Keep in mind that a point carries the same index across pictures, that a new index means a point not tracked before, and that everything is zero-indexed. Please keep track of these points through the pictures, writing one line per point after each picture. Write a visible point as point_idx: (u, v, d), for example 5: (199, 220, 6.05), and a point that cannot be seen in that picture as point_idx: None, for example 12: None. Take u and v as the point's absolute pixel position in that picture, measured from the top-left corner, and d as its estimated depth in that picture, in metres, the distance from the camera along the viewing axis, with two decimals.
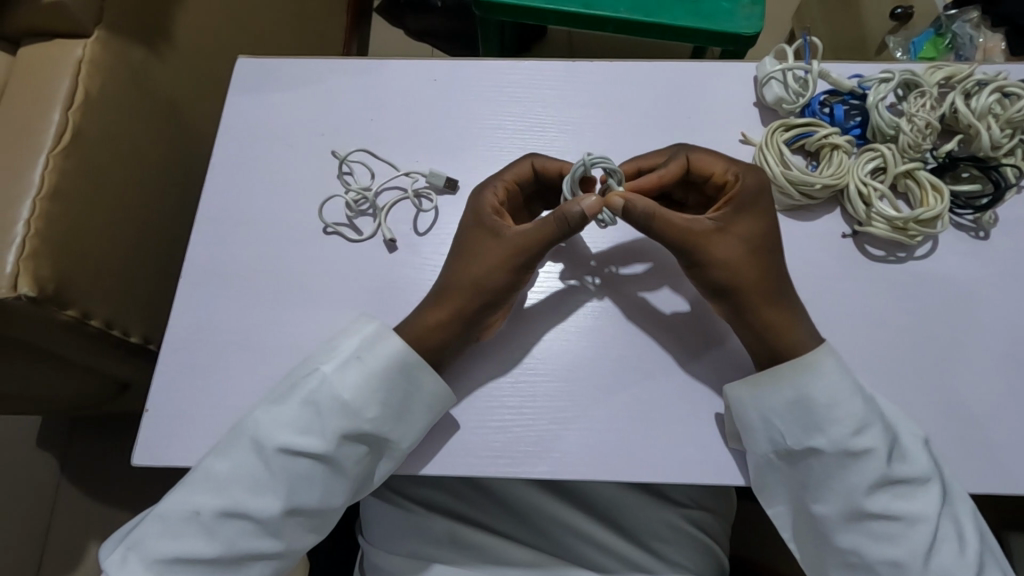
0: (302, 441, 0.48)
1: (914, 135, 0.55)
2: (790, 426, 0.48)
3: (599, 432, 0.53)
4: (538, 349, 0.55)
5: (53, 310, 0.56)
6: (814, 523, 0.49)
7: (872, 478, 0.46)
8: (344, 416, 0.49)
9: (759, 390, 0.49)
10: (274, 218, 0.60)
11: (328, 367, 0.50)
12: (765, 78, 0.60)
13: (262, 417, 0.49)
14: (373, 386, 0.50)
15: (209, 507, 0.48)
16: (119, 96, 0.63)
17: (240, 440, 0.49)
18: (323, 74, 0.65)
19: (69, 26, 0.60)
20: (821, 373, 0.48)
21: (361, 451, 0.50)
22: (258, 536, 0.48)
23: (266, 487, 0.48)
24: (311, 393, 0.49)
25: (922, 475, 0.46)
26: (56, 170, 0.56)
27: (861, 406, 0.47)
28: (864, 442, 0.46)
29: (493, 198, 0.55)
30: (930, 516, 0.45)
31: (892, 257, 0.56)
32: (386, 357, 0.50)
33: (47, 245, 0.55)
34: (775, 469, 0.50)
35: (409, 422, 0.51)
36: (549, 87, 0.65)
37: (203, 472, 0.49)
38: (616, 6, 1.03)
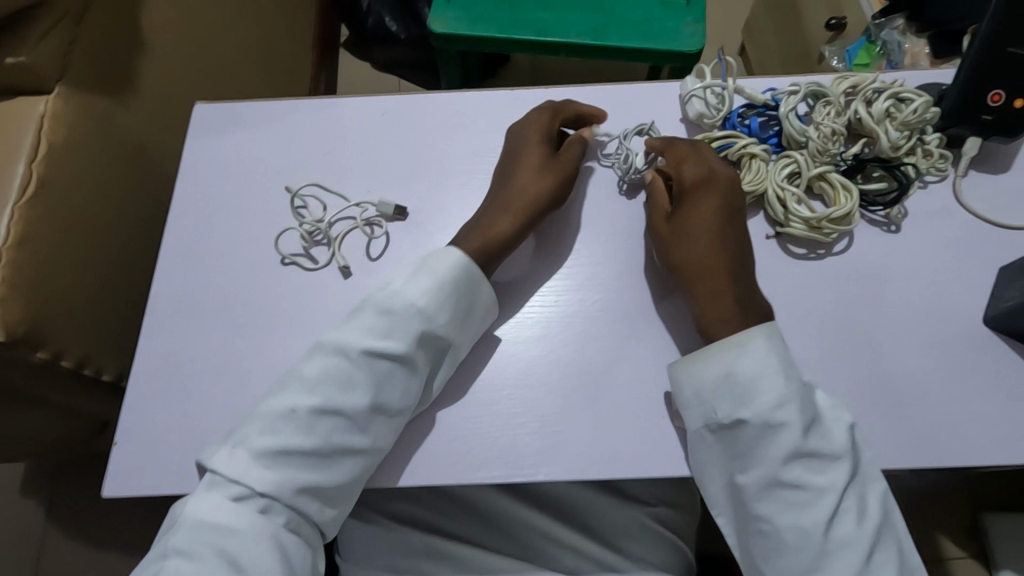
0: (383, 343, 0.52)
1: (821, 141, 0.60)
2: (718, 399, 0.52)
3: (549, 434, 0.56)
4: (496, 361, 0.58)
5: (24, 352, 0.58)
6: (736, 493, 0.51)
7: (786, 449, 0.49)
8: (420, 320, 0.54)
9: (694, 365, 0.53)
10: (236, 252, 0.63)
11: (399, 282, 0.55)
12: (687, 95, 0.65)
13: (346, 330, 0.53)
14: (440, 293, 0.55)
15: (307, 402, 0.50)
16: (82, 146, 0.66)
17: (327, 345, 0.53)
18: (277, 114, 0.69)
19: (31, 84, 0.63)
20: (749, 350, 0.52)
21: (430, 355, 0.55)
22: (325, 440, 0.50)
23: (352, 393, 0.51)
24: (383, 303, 0.54)
25: (833, 452, 0.49)
26: (23, 219, 0.59)
27: (784, 385, 0.50)
28: (782, 416, 0.49)
29: (536, 129, 0.63)
30: (833, 487, 0.48)
31: (813, 254, 0.60)
32: (449, 267, 0.55)
33: (14, 292, 0.57)
34: (709, 445, 0.53)
35: (471, 321, 0.56)
36: (491, 115, 0.69)
37: (298, 375, 0.52)
38: (567, 31, 1.09)
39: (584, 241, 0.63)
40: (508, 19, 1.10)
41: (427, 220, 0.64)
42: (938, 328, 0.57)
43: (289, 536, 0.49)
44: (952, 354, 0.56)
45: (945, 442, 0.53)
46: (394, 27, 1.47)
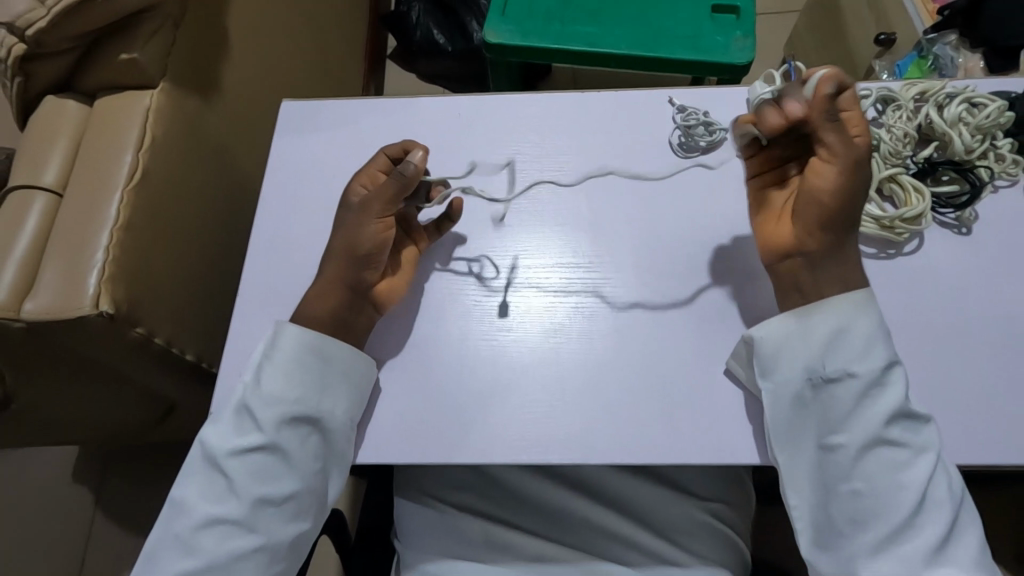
0: (244, 441, 0.55)
1: (894, 144, 0.61)
2: (829, 359, 0.54)
3: (622, 420, 0.57)
4: (521, 338, 0.61)
5: (126, 328, 0.62)
6: (827, 457, 0.53)
7: (892, 407, 0.52)
8: (274, 407, 0.56)
9: (797, 319, 0.55)
10: (319, 241, 0.67)
11: (251, 377, 0.58)
12: (757, 100, 0.65)
13: (210, 436, 0.56)
14: (292, 374, 0.57)
15: (222, 452, 0.55)
16: (179, 139, 0.71)
17: (199, 451, 0.57)
18: (358, 113, 0.73)
19: (139, 79, 0.68)
20: (860, 319, 0.54)
21: (301, 439, 0.57)
22: (292, 392, 0.57)
23: (303, 361, 0.58)
24: (242, 400, 0.57)
25: (926, 418, 0.52)
26: (130, 204, 0.63)
27: (887, 347, 0.53)
28: (890, 375, 0.53)
29: (774, 117, 0.56)
30: (931, 453, 0.51)
31: (883, 254, 0.61)
32: (289, 349, 0.58)
33: (121, 270, 0.61)
34: (803, 407, 0.54)
35: (332, 392, 0.58)
36: (560, 116, 0.71)
37: (215, 435, 0.56)
38: (618, 43, 1.12)
39: (650, 236, 0.65)
40: (560, 31, 1.14)
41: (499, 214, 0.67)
42: (1010, 330, 0.57)
43: (287, 474, 0.56)
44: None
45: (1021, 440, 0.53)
46: (442, 40, 1.53)
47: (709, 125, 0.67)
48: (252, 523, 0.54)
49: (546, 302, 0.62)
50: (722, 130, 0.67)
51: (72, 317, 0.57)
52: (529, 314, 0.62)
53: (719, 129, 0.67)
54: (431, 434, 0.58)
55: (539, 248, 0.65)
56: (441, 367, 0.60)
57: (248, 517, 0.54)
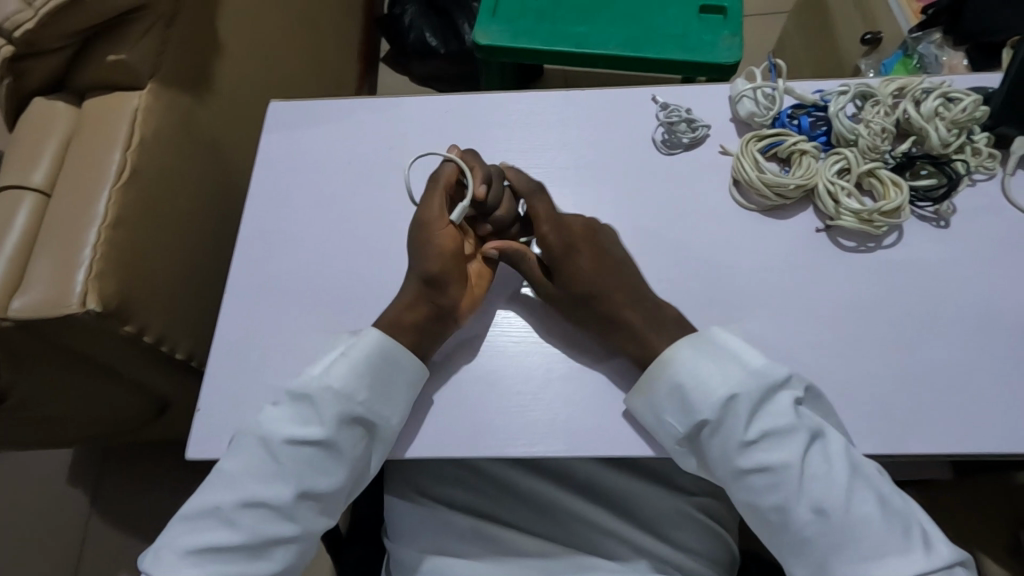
0: (303, 432, 0.54)
1: (872, 138, 0.62)
2: (671, 412, 0.55)
3: (607, 412, 0.58)
4: (473, 355, 0.61)
5: (114, 325, 0.62)
6: (724, 485, 0.54)
7: (738, 436, 0.52)
8: (339, 405, 0.55)
9: (643, 392, 0.56)
10: (306, 239, 0.67)
11: (319, 371, 0.57)
12: (738, 95, 0.67)
13: (269, 418, 0.55)
14: (362, 374, 0.57)
15: (278, 438, 0.54)
16: (168, 139, 0.71)
17: (251, 433, 0.55)
18: (346, 112, 0.74)
19: (127, 79, 0.68)
20: (682, 355, 0.55)
21: (355, 439, 0.56)
22: (361, 391, 0.56)
23: (380, 362, 0.57)
24: (312, 391, 0.56)
25: (790, 429, 0.51)
26: (118, 202, 0.63)
27: (724, 379, 0.53)
28: (724, 404, 0.53)
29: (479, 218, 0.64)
30: (795, 462, 0.50)
31: (863, 247, 0.62)
32: (368, 350, 0.57)
33: (110, 267, 0.61)
34: (691, 448, 0.56)
35: (394, 399, 0.57)
36: (545, 113, 0.72)
37: (268, 420, 0.55)
38: (607, 44, 1.13)
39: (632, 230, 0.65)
40: (550, 32, 1.15)
41: None
42: (989, 319, 0.58)
43: (332, 472, 0.55)
44: (1003, 343, 0.57)
45: (1000, 427, 0.54)
46: (434, 42, 1.54)
47: (691, 122, 0.68)
48: (290, 514, 0.53)
49: (532, 297, 0.63)
50: (704, 126, 0.68)
51: (60, 314, 0.57)
52: (502, 315, 0.63)
53: (700, 125, 0.68)
54: (418, 428, 0.58)
55: (507, 264, 0.66)
56: (428, 362, 0.61)
57: (288, 506, 0.53)
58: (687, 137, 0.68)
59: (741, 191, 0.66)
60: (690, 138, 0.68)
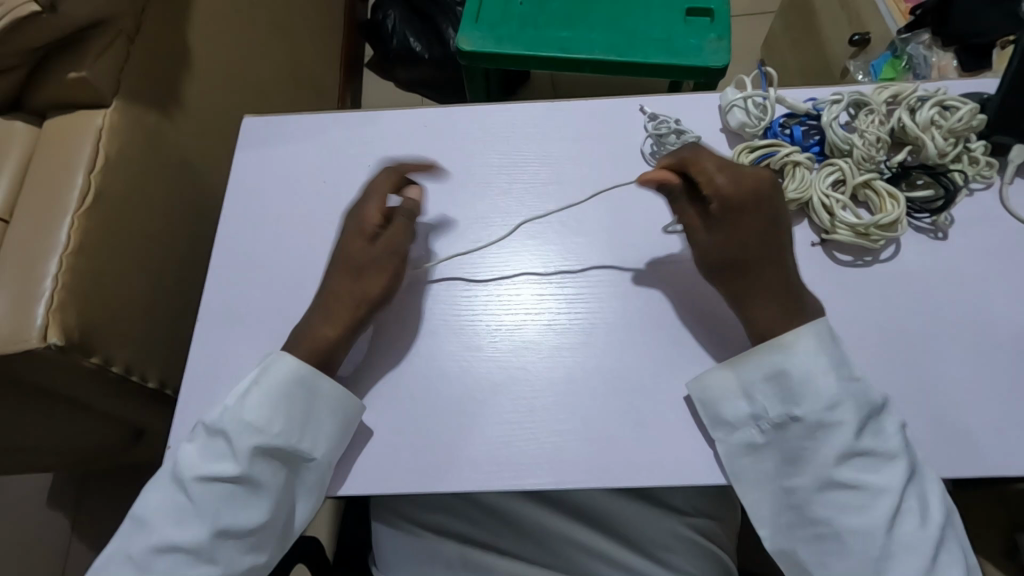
0: (218, 469, 0.52)
1: (867, 149, 0.60)
2: (770, 398, 0.53)
3: (599, 440, 0.55)
4: (496, 364, 0.59)
5: (79, 358, 0.59)
6: (789, 499, 0.52)
7: (839, 450, 0.50)
8: (250, 437, 0.52)
9: (730, 367, 0.54)
10: (282, 260, 0.64)
11: (233, 401, 0.54)
12: (728, 105, 0.65)
13: (183, 455, 0.53)
14: (274, 405, 0.54)
15: (189, 476, 0.52)
16: (135, 158, 0.68)
17: (167, 473, 0.54)
18: (322, 127, 0.71)
19: (90, 97, 0.65)
20: (801, 347, 0.52)
21: (276, 469, 0.54)
22: (274, 423, 0.53)
23: (294, 389, 0.54)
24: (220, 424, 0.53)
25: (888, 451, 0.50)
26: (81, 228, 0.60)
27: (836, 383, 0.51)
28: (837, 416, 0.50)
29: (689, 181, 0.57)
30: (894, 488, 0.49)
31: (859, 261, 0.60)
32: (281, 378, 0.54)
33: (72, 298, 0.58)
34: (763, 450, 0.54)
35: (316, 427, 0.54)
36: (528, 125, 0.70)
37: (180, 459, 0.53)
38: (592, 49, 1.11)
39: (619, 246, 0.63)
40: (534, 37, 1.13)
41: (467, 228, 0.65)
42: (990, 334, 0.57)
43: (257, 506, 0.53)
44: (1005, 359, 0.55)
45: (1004, 447, 0.52)
46: (418, 47, 1.51)
47: (681, 133, 0.65)
48: (211, 553, 0.52)
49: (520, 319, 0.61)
50: (694, 137, 0.65)
51: (18, 349, 0.54)
52: (493, 332, 0.60)
53: (689, 136, 0.66)
54: (401, 461, 0.55)
55: (526, 267, 0.63)
56: (410, 390, 0.58)
57: (206, 545, 0.51)
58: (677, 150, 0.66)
59: None
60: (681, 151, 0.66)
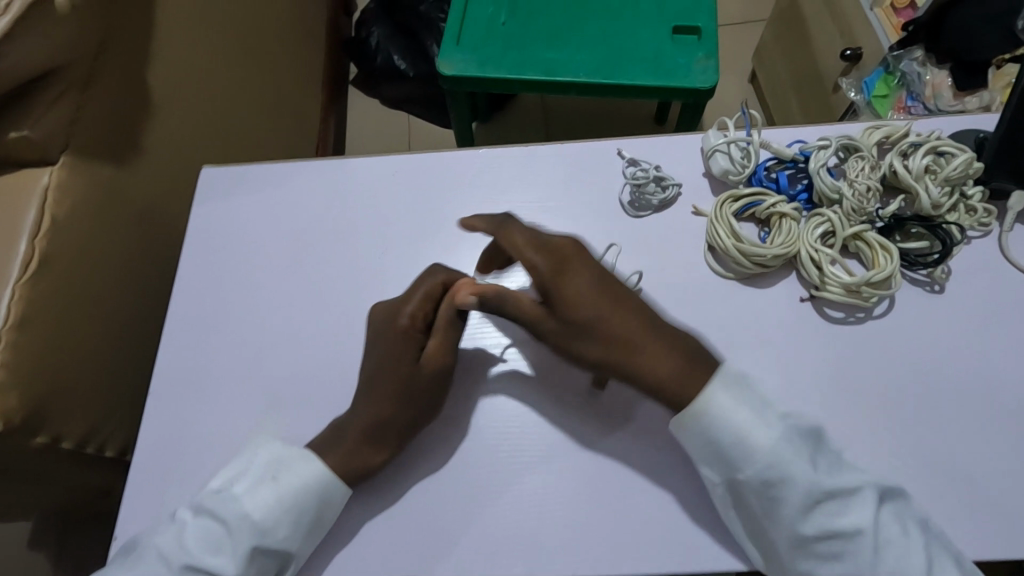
0: (214, 563, 0.48)
1: (857, 200, 0.56)
2: (712, 461, 0.50)
3: (575, 521, 0.52)
4: (506, 440, 0.56)
5: (21, 439, 0.56)
6: (775, 554, 0.49)
7: (798, 505, 0.47)
8: (256, 536, 0.49)
9: (686, 428, 0.50)
10: (242, 324, 0.61)
11: (242, 489, 0.50)
12: (710, 150, 0.62)
13: (171, 538, 0.48)
14: (287, 506, 0.50)
15: (178, 565, 0.47)
16: (85, 217, 0.64)
17: (146, 553, 0.48)
18: (284, 176, 0.67)
19: (35, 154, 0.61)
20: (717, 406, 0.50)
21: (266, 568, 0.50)
22: (281, 527, 0.49)
23: (311, 493, 0.51)
24: (224, 515, 0.49)
25: (851, 486, 0.47)
26: (24, 298, 0.57)
27: (768, 439, 0.48)
28: (779, 473, 0.47)
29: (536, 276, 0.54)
30: (869, 525, 0.45)
31: (853, 317, 0.56)
32: (298, 480, 0.51)
33: (14, 377, 0.55)
34: (736, 508, 0.50)
35: (317, 531, 0.51)
36: (501, 172, 0.66)
37: (172, 544, 0.48)
38: (577, 70, 1.07)
39: None
40: (517, 60, 1.09)
41: None
42: (990, 398, 0.53)
43: None
44: (1008, 426, 0.52)
45: (1008, 525, 0.49)
46: (403, 65, 1.47)
47: (661, 181, 0.62)
48: None
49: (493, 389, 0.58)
50: (675, 185, 0.62)
51: None
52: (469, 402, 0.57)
53: (671, 184, 0.62)
54: None
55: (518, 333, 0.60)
56: (377, 466, 0.55)
57: None
58: (658, 197, 0.62)
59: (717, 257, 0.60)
60: (662, 200, 0.62)
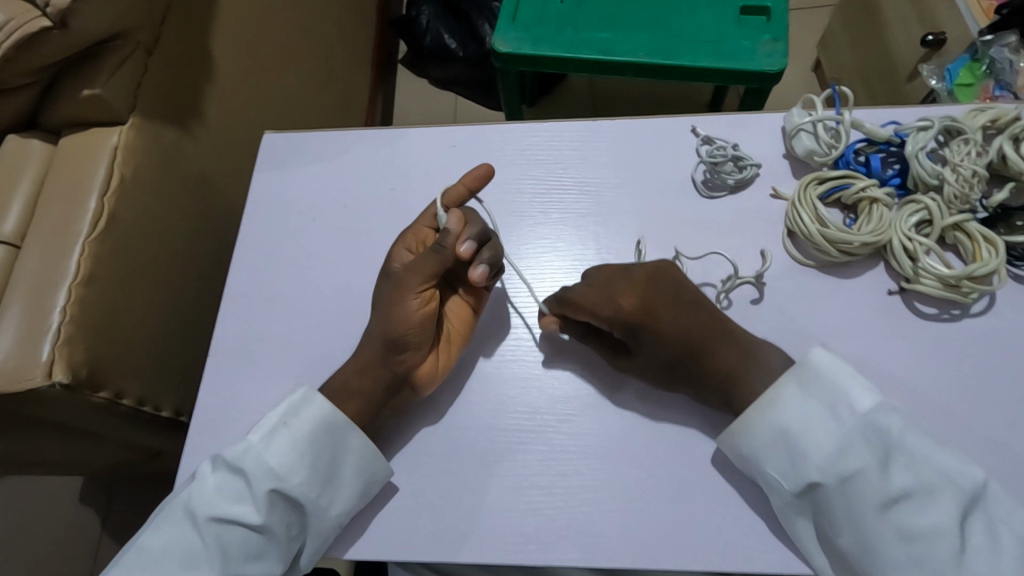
0: (238, 510, 0.48)
1: (960, 185, 0.52)
2: (779, 465, 0.47)
3: (636, 511, 0.50)
4: (549, 418, 0.53)
5: (86, 393, 0.56)
6: (844, 561, 0.46)
7: (874, 497, 0.44)
8: (273, 482, 0.48)
9: (740, 437, 0.48)
10: (298, 292, 0.60)
11: (257, 437, 0.49)
12: (794, 130, 0.58)
13: (199, 487, 0.49)
14: (302, 453, 0.49)
15: (205, 513, 0.48)
16: (148, 179, 0.64)
17: (178, 509, 0.49)
18: (344, 145, 0.66)
19: (105, 115, 0.62)
20: (785, 399, 0.48)
21: (292, 519, 0.49)
22: (297, 474, 0.49)
23: (324, 435, 0.50)
24: (240, 464, 0.48)
25: (930, 484, 0.44)
26: (92, 255, 0.57)
27: (838, 428, 0.46)
28: (850, 463, 0.45)
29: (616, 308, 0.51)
30: (951, 526, 0.42)
31: (945, 314, 0.53)
32: (311, 424, 0.50)
33: (79, 331, 0.55)
34: (799, 517, 0.47)
35: (339, 485, 0.50)
36: (565, 147, 0.64)
37: (199, 490, 0.49)
38: (635, 50, 1.01)
39: None
40: (572, 39, 1.04)
41: None
42: None
43: (269, 552, 0.48)
44: None
45: None
46: (453, 44, 1.45)
47: (739, 160, 0.58)
48: None
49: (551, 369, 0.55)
50: (754, 165, 0.58)
51: (21, 387, 0.52)
52: (528, 380, 0.55)
53: (749, 164, 0.58)
54: (418, 523, 0.51)
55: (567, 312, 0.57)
56: (430, 440, 0.53)
57: None
58: (734, 177, 0.59)
59: (796, 242, 0.57)
60: (738, 181, 0.58)
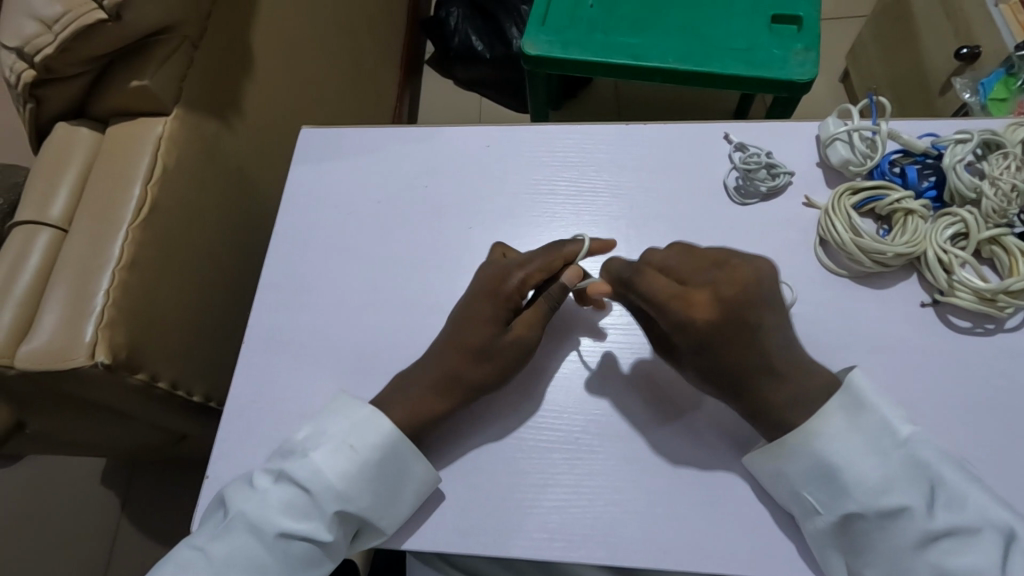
0: (301, 527, 0.47)
1: (998, 201, 0.51)
2: (815, 493, 0.46)
3: (660, 512, 0.50)
4: (575, 417, 0.54)
5: (125, 375, 0.58)
6: None
7: (913, 535, 0.43)
8: (340, 503, 0.48)
9: (774, 461, 0.48)
10: (331, 284, 0.61)
11: (322, 456, 0.49)
12: (829, 138, 0.58)
13: (260, 502, 0.48)
14: (368, 474, 0.49)
15: (271, 528, 0.47)
16: (189, 169, 0.66)
17: (235, 520, 0.48)
18: (379, 141, 0.67)
19: (151, 105, 0.64)
20: (831, 429, 0.46)
21: (349, 529, 0.50)
22: (364, 495, 0.49)
23: (387, 459, 0.50)
24: (307, 482, 0.48)
25: (968, 525, 0.42)
26: (136, 241, 0.59)
27: (883, 465, 0.45)
28: (893, 500, 0.44)
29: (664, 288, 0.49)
30: (991, 569, 0.41)
31: (979, 328, 0.53)
32: (378, 445, 0.50)
33: (121, 314, 0.57)
34: (830, 543, 0.47)
35: (398, 503, 0.50)
36: (597, 150, 0.64)
37: (260, 504, 0.48)
38: (664, 56, 1.01)
39: None
40: (602, 42, 1.04)
41: None
42: None
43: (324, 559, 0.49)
44: None
45: None
46: (480, 46, 1.46)
47: (772, 168, 0.58)
48: None
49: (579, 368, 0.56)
50: (787, 173, 0.59)
51: (68, 366, 0.54)
52: (556, 378, 0.55)
53: (782, 171, 0.59)
54: (443, 515, 0.51)
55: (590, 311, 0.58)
56: (458, 435, 0.54)
57: None
58: (767, 185, 0.59)
59: (828, 251, 0.57)
60: (770, 189, 0.59)
